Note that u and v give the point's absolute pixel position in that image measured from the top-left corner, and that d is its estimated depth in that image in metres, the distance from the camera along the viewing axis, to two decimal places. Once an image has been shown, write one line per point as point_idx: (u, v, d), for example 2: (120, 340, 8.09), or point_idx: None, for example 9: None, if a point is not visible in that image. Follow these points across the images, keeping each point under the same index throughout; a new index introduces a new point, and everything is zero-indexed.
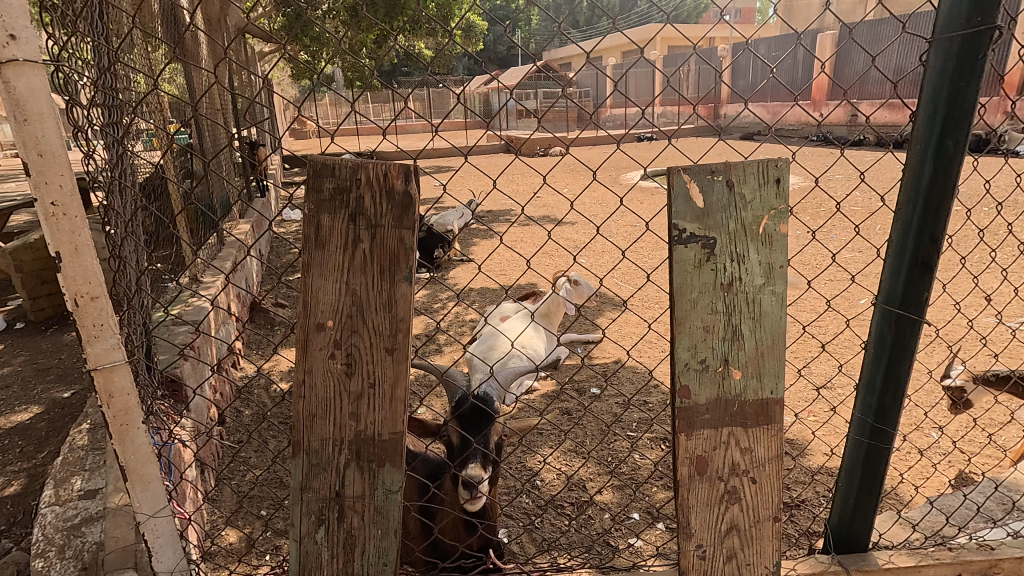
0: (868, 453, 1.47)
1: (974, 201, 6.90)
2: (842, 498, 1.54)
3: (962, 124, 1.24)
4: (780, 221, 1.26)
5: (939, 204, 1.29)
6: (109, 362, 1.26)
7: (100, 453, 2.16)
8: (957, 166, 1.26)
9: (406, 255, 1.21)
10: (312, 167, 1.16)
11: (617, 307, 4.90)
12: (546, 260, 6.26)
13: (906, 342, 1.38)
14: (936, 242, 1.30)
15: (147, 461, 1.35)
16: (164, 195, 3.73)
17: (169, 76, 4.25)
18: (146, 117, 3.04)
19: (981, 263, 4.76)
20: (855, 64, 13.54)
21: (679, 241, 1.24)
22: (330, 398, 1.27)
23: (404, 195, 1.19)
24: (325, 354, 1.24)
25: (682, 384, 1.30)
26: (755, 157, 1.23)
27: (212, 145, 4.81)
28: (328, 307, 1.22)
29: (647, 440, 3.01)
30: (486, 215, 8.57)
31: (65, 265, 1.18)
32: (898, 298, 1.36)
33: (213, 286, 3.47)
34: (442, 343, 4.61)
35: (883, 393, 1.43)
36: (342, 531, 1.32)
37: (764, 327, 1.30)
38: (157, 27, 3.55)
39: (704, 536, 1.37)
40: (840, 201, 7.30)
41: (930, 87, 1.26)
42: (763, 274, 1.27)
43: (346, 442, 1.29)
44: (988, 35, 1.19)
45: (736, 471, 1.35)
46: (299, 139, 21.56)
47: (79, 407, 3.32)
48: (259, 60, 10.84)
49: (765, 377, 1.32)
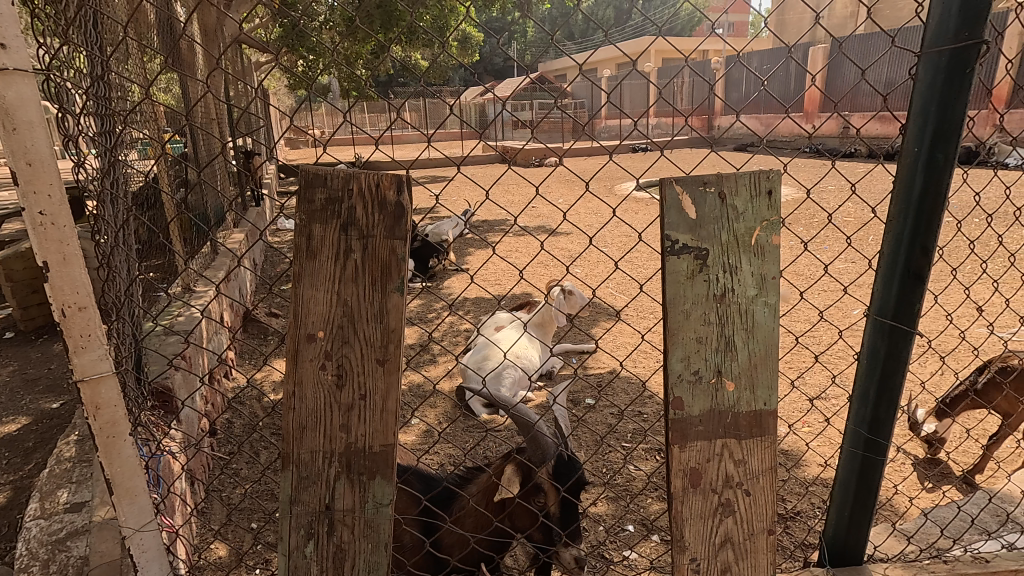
0: (863, 465, 1.47)
1: (965, 213, 7.02)
2: (837, 510, 1.52)
3: (951, 137, 1.25)
4: (771, 232, 1.26)
5: (929, 215, 1.29)
6: (96, 373, 1.24)
7: (87, 465, 2.13)
8: (946, 180, 1.27)
9: (398, 266, 1.20)
10: (303, 177, 1.16)
11: (610, 317, 4.94)
12: (540, 270, 6.33)
13: (899, 353, 1.38)
14: (927, 254, 1.30)
15: (133, 473, 1.33)
16: (156, 204, 3.73)
17: (164, 85, 4.28)
18: (140, 126, 3.06)
19: (972, 274, 4.84)
20: (846, 78, 13.75)
21: (672, 253, 1.24)
22: (321, 411, 1.26)
23: (395, 205, 1.18)
24: (315, 365, 1.23)
25: (675, 396, 1.30)
26: (746, 168, 1.23)
27: (207, 154, 4.83)
28: (319, 316, 1.22)
29: (642, 450, 3.02)
30: (481, 225, 8.64)
31: (53, 274, 1.16)
32: (891, 310, 1.36)
33: (205, 296, 3.47)
34: (436, 353, 4.63)
35: (878, 404, 1.42)
36: (332, 545, 1.30)
37: (757, 338, 1.29)
38: (153, 38, 3.59)
39: (698, 549, 1.36)
40: (833, 213, 7.41)
41: (920, 100, 1.26)
42: (756, 285, 1.27)
43: (336, 455, 1.27)
44: (977, 49, 1.20)
45: (730, 483, 1.34)
46: (293, 149, 21.60)
47: (68, 418, 3.28)
48: (254, 69, 10.89)
49: (759, 389, 1.32)
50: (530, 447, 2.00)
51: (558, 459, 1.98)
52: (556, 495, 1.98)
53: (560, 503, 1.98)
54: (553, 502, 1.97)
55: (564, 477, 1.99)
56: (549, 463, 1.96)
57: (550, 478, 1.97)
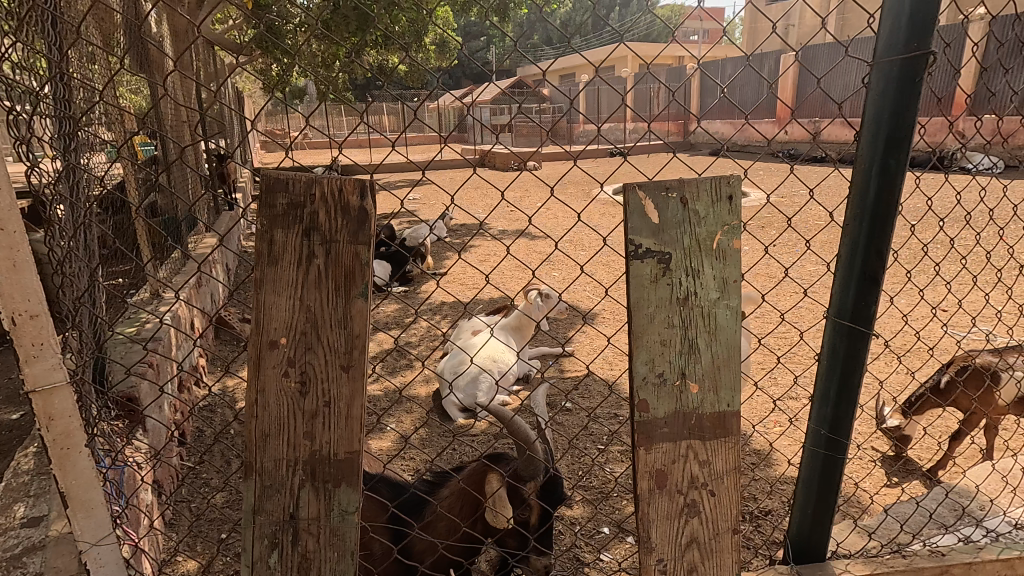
0: (825, 463, 1.50)
1: (928, 216, 7.25)
2: (800, 507, 1.55)
3: (902, 144, 1.29)
4: (732, 236, 1.28)
5: (883, 219, 1.33)
6: (49, 382, 1.20)
7: (46, 478, 2.07)
8: (899, 185, 1.31)
9: (361, 271, 1.19)
10: (264, 182, 1.14)
11: (587, 320, 4.98)
12: (518, 274, 6.36)
13: (858, 354, 1.41)
14: (882, 257, 1.34)
15: (89, 486, 1.29)
16: (123, 208, 3.64)
17: (132, 86, 4.18)
18: (104, 128, 2.98)
19: (934, 276, 5.00)
20: (816, 85, 14.10)
21: (635, 256, 1.26)
22: (283, 419, 1.24)
23: (359, 210, 1.17)
24: (278, 372, 1.22)
25: (640, 398, 1.31)
26: (707, 173, 1.25)
27: (177, 157, 4.74)
28: (281, 323, 1.20)
29: (617, 452, 3.05)
30: (459, 229, 8.64)
31: (2, 281, 1.13)
32: (849, 312, 1.40)
33: (174, 302, 3.40)
34: (413, 357, 4.61)
35: (838, 403, 1.46)
36: (297, 555, 1.28)
37: (720, 340, 1.32)
38: (119, 38, 3.51)
39: (665, 550, 1.37)
40: (803, 216, 7.60)
41: (873, 107, 1.30)
42: (718, 288, 1.29)
43: (300, 463, 1.26)
44: (925, 59, 1.24)
45: (695, 484, 1.36)
46: (269, 152, 21.30)
47: (29, 429, 3.18)
48: (228, 70, 10.72)
49: (723, 391, 1.34)
50: (521, 459, 1.97)
51: (547, 477, 1.97)
52: (538, 509, 1.97)
53: (540, 518, 1.99)
54: (535, 516, 1.97)
55: (550, 495, 1.99)
56: (538, 481, 1.95)
57: (536, 492, 1.96)
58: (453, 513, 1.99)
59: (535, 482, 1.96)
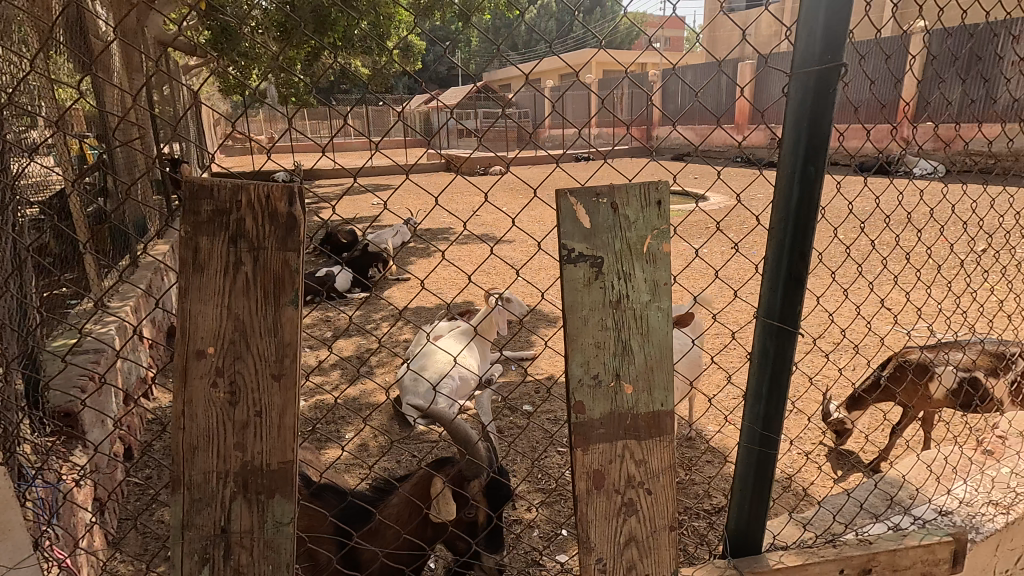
0: (759, 459, 1.55)
1: (877, 218, 7.57)
2: (737, 503, 1.60)
3: (820, 151, 1.35)
4: (662, 240, 1.32)
5: (805, 223, 1.39)
6: None
7: None
8: (818, 191, 1.38)
9: (291, 279, 1.18)
10: (188, 189, 1.12)
11: (551, 324, 5.03)
12: (483, 278, 6.37)
13: (785, 352, 1.47)
14: (805, 260, 1.40)
15: (7, 505, 1.24)
16: (65, 214, 3.50)
17: (77, 88, 4.03)
18: (43, 131, 2.86)
19: (880, 276, 5.22)
20: (773, 92, 14.58)
21: (569, 261, 1.28)
22: (212, 430, 1.21)
23: (287, 217, 1.16)
24: (206, 383, 1.19)
25: (577, 400, 1.33)
26: (636, 179, 1.28)
27: (127, 161, 4.59)
28: (208, 332, 1.17)
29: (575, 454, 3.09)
30: (425, 233, 8.60)
31: None
32: (776, 313, 1.45)
33: (121, 311, 3.28)
34: (375, 364, 4.57)
35: (769, 401, 1.51)
36: (230, 569, 1.25)
37: (653, 341, 1.35)
38: (60, 37, 3.37)
39: (604, 549, 1.39)
40: (761, 219, 7.84)
41: (793, 116, 1.35)
42: (649, 291, 1.33)
43: (231, 474, 1.23)
44: (838, 70, 1.30)
45: (632, 483, 1.39)
46: (230, 156, 20.81)
47: None
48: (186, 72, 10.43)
49: (657, 391, 1.37)
50: (464, 461, 1.99)
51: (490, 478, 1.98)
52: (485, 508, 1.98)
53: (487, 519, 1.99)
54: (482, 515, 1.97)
55: (495, 496, 1.99)
56: (482, 480, 1.97)
57: (481, 493, 1.97)
58: (401, 522, 1.98)
59: (479, 482, 1.98)
